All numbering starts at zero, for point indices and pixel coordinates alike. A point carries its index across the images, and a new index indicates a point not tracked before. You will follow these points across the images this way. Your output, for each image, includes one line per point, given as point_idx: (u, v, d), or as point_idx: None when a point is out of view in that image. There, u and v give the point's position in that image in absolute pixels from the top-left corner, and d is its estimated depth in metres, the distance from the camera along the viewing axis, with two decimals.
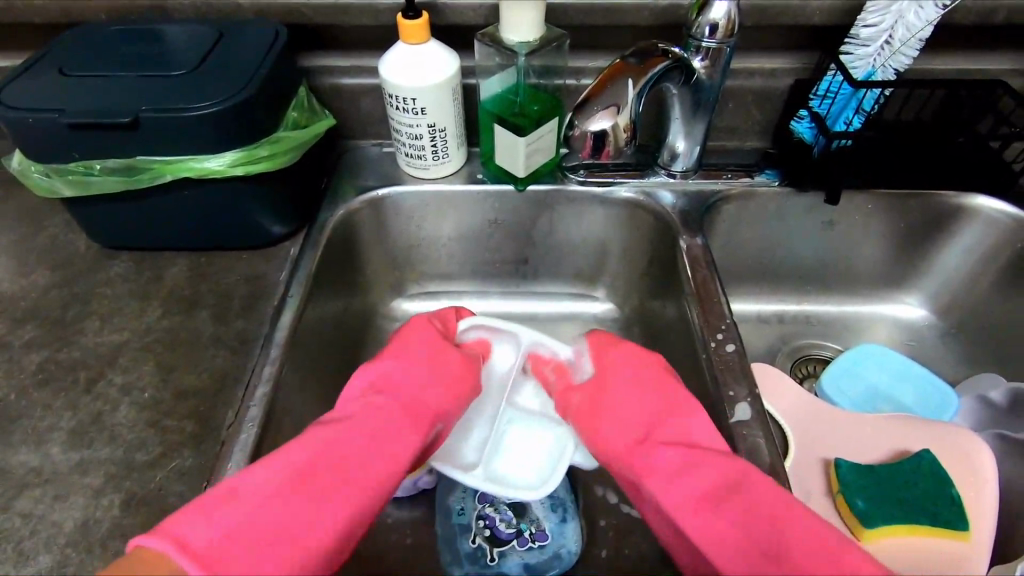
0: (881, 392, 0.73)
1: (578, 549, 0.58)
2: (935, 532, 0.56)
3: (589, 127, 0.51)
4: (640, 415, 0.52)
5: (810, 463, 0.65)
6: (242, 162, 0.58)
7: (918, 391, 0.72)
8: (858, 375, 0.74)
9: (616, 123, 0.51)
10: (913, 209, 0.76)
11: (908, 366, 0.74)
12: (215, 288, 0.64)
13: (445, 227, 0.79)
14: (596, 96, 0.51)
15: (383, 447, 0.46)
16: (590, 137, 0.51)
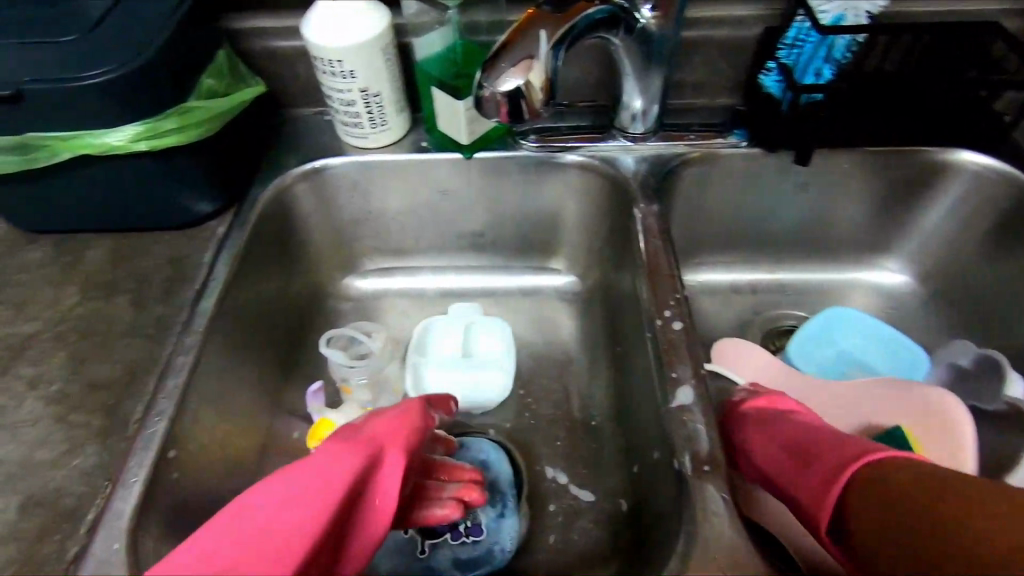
0: (851, 357, 0.69)
1: (514, 547, 0.56)
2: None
3: (498, 88, 0.46)
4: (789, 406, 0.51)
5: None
6: (147, 135, 0.54)
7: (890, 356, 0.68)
8: (828, 341, 0.70)
9: (529, 80, 0.46)
10: (893, 168, 0.70)
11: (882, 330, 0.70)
12: (136, 272, 0.60)
13: (392, 200, 0.75)
14: (504, 52, 0.46)
15: (311, 488, 0.40)
16: (501, 96, 0.46)
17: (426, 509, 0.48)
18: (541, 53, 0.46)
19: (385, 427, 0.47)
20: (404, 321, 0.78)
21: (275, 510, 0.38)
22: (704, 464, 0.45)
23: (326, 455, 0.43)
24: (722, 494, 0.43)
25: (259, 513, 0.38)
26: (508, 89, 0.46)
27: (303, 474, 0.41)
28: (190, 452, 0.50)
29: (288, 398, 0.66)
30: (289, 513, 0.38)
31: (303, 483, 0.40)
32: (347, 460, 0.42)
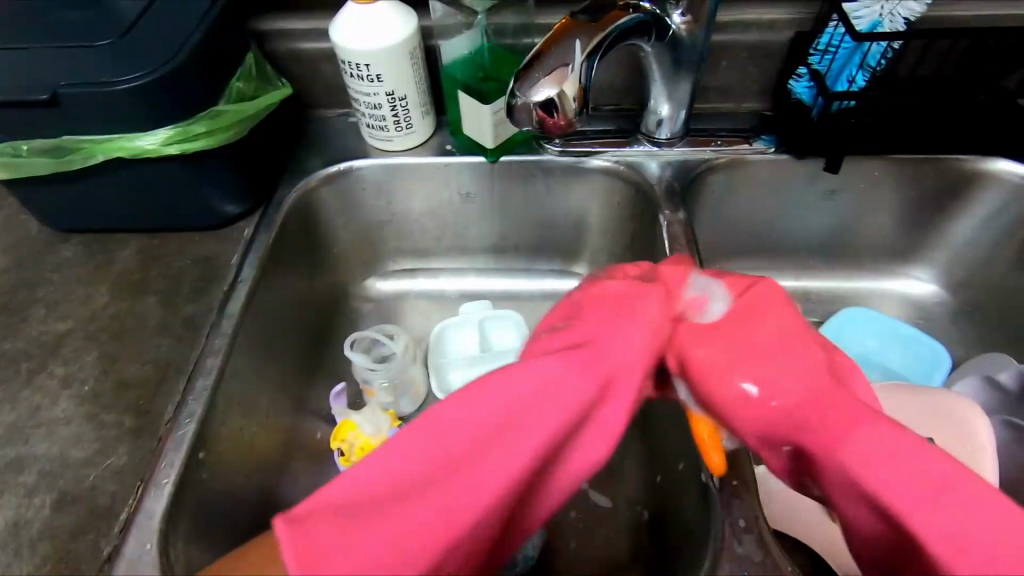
0: (868, 360, 0.69)
1: (536, 553, 0.57)
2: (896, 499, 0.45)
3: (532, 98, 0.45)
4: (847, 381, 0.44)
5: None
6: (178, 139, 0.54)
7: (907, 355, 0.69)
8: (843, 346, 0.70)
9: (563, 91, 0.46)
10: (925, 175, 0.69)
11: (893, 329, 0.70)
12: (165, 272, 0.61)
13: (416, 202, 0.75)
14: (537, 62, 0.45)
15: (532, 431, 0.37)
16: (535, 107, 0.45)
17: (666, 390, 0.45)
18: (575, 64, 0.46)
19: (631, 348, 0.41)
20: (426, 323, 0.78)
21: (480, 445, 0.36)
22: (732, 478, 0.44)
23: (544, 385, 0.38)
24: (751, 510, 0.43)
25: (471, 406, 0.37)
26: (541, 100, 0.45)
27: (522, 410, 0.37)
28: (218, 453, 0.51)
29: (312, 398, 0.67)
30: (508, 439, 0.36)
31: (519, 411, 0.37)
32: (570, 391, 0.38)
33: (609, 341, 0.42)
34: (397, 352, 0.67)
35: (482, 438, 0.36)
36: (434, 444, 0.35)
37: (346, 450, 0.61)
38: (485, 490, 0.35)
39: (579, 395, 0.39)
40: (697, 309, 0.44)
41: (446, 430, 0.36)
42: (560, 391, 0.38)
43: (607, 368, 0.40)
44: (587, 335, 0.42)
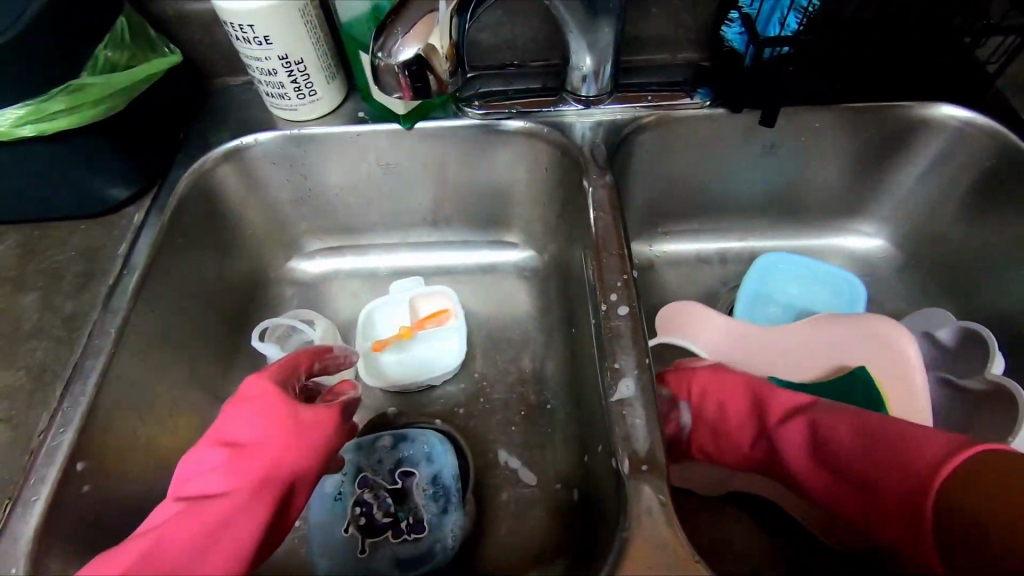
0: (793, 306, 0.70)
1: (456, 545, 0.52)
2: None
3: (396, 57, 0.43)
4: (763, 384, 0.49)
5: None
6: (32, 118, 0.49)
7: (827, 292, 0.70)
8: (767, 299, 0.71)
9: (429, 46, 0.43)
10: (868, 125, 0.65)
11: (814, 268, 0.71)
12: (46, 267, 0.56)
13: (332, 175, 0.69)
14: (398, 17, 0.42)
15: (178, 533, 0.39)
16: (400, 67, 0.43)
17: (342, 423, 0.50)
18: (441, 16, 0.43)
19: (312, 427, 0.45)
20: (356, 303, 0.74)
21: (166, 543, 0.38)
22: (642, 464, 0.41)
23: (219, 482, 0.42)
24: (658, 496, 0.40)
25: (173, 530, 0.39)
26: (407, 60, 0.43)
27: (199, 513, 0.40)
28: (104, 462, 0.47)
29: (228, 390, 0.63)
30: (214, 538, 0.39)
31: (213, 512, 0.40)
32: (245, 479, 0.42)
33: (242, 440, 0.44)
34: (316, 338, 0.64)
35: (183, 534, 0.39)
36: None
37: None
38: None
39: (262, 484, 0.42)
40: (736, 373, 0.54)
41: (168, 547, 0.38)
42: (237, 462, 0.43)
43: (281, 466, 0.43)
44: (242, 427, 0.44)
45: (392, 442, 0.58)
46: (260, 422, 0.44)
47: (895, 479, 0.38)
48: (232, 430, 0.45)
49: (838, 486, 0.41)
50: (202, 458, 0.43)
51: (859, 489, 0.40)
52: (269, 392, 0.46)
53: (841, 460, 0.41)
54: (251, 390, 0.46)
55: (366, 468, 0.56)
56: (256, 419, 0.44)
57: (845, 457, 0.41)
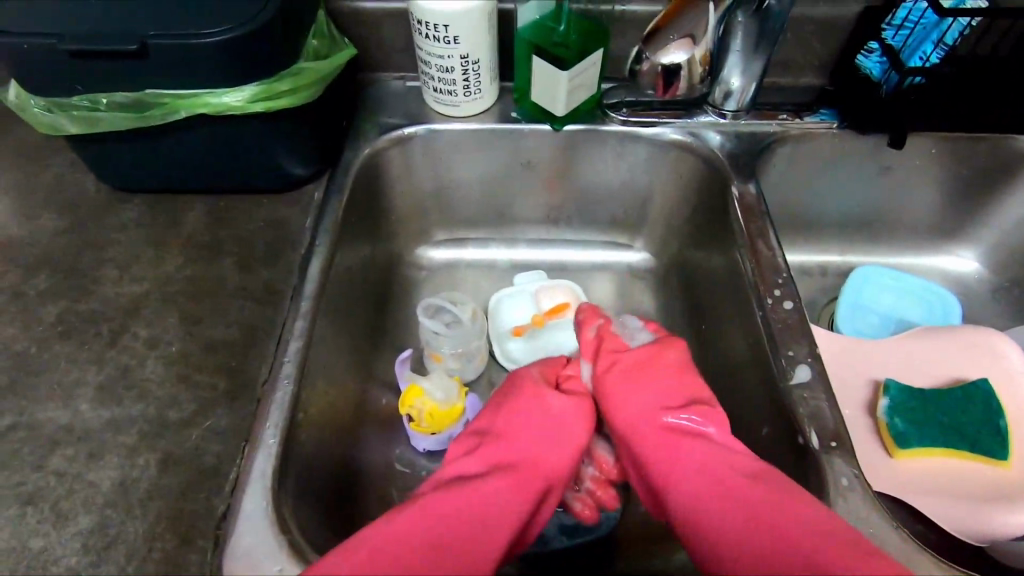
0: (892, 316, 0.75)
1: (616, 516, 0.57)
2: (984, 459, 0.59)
3: (662, 59, 0.59)
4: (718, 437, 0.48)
5: (859, 385, 0.66)
6: (263, 96, 0.53)
7: (922, 305, 0.75)
8: (866, 309, 0.75)
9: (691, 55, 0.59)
10: (980, 154, 0.71)
11: (906, 282, 0.76)
12: (236, 236, 0.60)
13: (476, 170, 0.74)
14: (672, 26, 0.58)
15: (457, 501, 0.43)
16: (663, 69, 0.60)
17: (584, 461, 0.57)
18: (705, 27, 0.58)
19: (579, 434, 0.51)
20: (479, 292, 0.79)
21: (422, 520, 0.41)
22: (831, 441, 0.46)
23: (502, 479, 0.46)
24: (853, 470, 0.44)
25: (447, 500, 0.43)
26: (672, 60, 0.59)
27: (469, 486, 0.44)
28: (310, 416, 0.51)
29: (377, 365, 0.67)
30: (490, 517, 0.43)
31: (491, 491, 0.44)
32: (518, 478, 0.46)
33: (538, 438, 0.50)
34: (463, 320, 0.68)
35: (454, 504, 0.42)
36: (397, 539, 0.39)
37: (416, 416, 0.61)
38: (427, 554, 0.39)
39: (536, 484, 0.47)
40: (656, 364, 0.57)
41: (432, 510, 0.42)
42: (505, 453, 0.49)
43: (551, 466, 0.49)
44: (534, 439, 0.50)
45: None
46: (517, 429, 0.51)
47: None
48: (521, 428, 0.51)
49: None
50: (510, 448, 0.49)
51: None
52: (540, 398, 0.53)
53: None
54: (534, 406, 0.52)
55: None
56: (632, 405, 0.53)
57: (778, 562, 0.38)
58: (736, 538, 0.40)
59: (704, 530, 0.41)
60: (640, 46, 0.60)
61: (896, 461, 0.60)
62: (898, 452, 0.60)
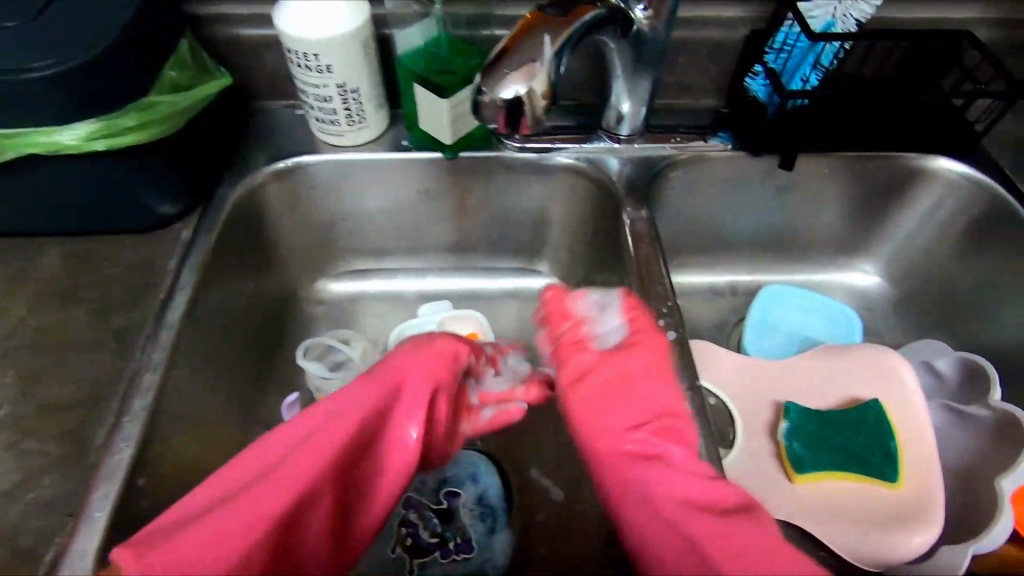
0: (797, 335, 0.74)
1: (505, 563, 0.54)
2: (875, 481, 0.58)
3: (500, 94, 0.49)
4: (659, 390, 0.49)
5: (761, 406, 0.65)
6: (103, 133, 0.50)
7: (826, 322, 0.75)
8: (772, 328, 0.74)
9: (531, 87, 0.49)
10: (872, 173, 0.71)
11: (811, 300, 0.76)
12: (91, 281, 0.55)
13: (371, 200, 0.71)
14: (506, 60, 0.48)
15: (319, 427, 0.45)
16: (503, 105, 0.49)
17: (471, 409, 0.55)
18: (544, 59, 0.49)
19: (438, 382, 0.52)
20: (384, 325, 0.74)
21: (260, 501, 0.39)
22: (703, 479, 0.44)
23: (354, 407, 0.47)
24: (722, 511, 0.43)
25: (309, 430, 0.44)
26: (510, 96, 0.49)
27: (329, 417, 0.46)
28: (161, 478, 0.47)
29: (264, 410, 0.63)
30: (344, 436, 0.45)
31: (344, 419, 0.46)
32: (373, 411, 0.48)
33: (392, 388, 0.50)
34: (353, 358, 0.65)
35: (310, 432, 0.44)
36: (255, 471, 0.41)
37: None
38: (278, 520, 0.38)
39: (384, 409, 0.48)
40: (591, 318, 0.56)
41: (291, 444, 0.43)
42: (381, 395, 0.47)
43: None
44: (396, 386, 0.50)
45: None
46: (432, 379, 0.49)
47: (748, 562, 0.38)
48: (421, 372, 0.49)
49: (666, 545, 0.41)
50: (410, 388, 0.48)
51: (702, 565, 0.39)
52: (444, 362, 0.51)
53: (712, 553, 0.39)
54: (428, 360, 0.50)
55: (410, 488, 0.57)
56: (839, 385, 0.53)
57: (694, 553, 0.39)
58: (658, 541, 0.42)
59: (640, 512, 0.43)
60: (477, 78, 0.49)
61: (797, 486, 0.59)
62: (798, 476, 0.59)
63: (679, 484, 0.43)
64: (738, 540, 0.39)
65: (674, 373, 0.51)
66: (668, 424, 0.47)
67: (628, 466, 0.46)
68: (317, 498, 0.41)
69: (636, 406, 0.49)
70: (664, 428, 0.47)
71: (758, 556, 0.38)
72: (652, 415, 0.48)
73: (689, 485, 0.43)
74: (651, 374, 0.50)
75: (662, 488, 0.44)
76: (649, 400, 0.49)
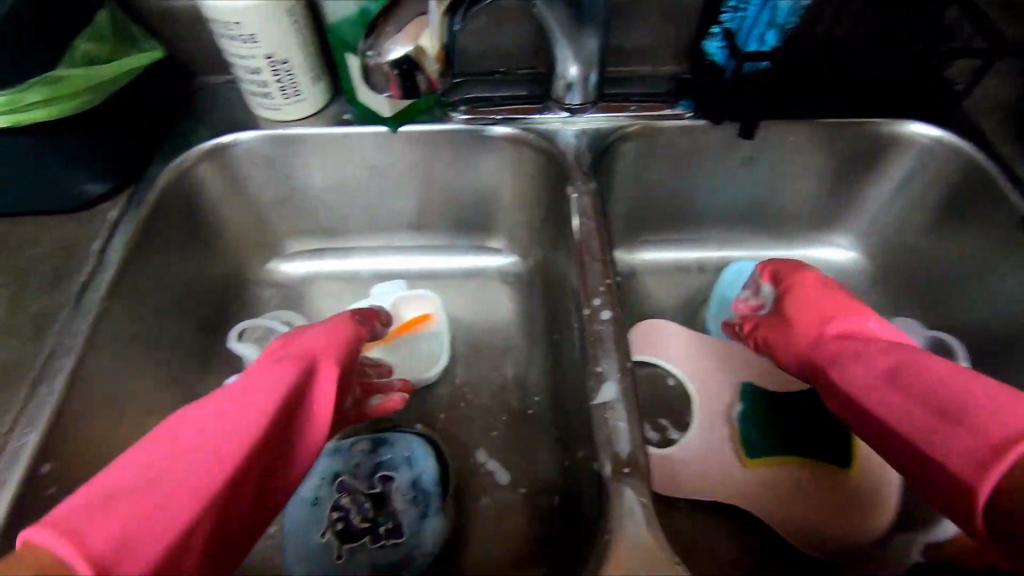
0: None
1: (435, 550, 0.53)
2: (829, 465, 0.56)
3: (385, 56, 0.48)
4: (823, 309, 0.54)
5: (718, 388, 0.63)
6: (6, 109, 0.48)
7: None
8: None
9: (417, 48, 0.48)
10: (844, 140, 0.67)
11: None
12: (13, 264, 0.54)
13: (315, 177, 0.68)
14: (390, 19, 0.48)
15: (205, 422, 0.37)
16: (389, 68, 0.48)
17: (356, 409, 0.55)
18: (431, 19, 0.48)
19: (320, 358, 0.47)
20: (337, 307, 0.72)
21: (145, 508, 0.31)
22: (624, 466, 0.42)
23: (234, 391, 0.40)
24: (640, 500, 0.41)
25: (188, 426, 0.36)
26: (396, 58, 0.48)
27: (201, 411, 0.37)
28: (73, 465, 0.46)
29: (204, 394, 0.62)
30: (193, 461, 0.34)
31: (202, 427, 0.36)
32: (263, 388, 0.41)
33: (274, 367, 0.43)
34: None
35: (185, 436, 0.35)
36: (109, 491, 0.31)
37: None
38: (145, 551, 0.29)
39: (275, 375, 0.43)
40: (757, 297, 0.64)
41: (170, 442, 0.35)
42: (248, 404, 0.38)
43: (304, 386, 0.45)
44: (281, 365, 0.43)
45: (371, 446, 0.58)
46: (325, 352, 0.47)
47: (966, 397, 0.37)
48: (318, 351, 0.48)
49: (881, 401, 0.41)
50: (278, 378, 0.42)
51: (927, 415, 0.38)
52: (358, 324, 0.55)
53: (916, 394, 0.39)
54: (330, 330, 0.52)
55: (344, 472, 0.56)
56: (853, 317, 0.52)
57: (909, 389, 0.40)
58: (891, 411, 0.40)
59: (843, 384, 0.45)
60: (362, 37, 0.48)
61: (747, 471, 0.57)
62: (749, 461, 0.57)
63: (865, 360, 0.45)
64: (926, 375, 0.40)
65: (813, 294, 0.56)
66: (841, 313, 0.53)
67: (817, 361, 0.50)
68: (198, 515, 0.32)
69: (792, 335, 0.55)
70: (800, 332, 0.55)
71: (938, 378, 0.39)
72: (812, 326, 0.54)
73: (881, 359, 0.44)
74: (804, 303, 0.56)
75: (855, 364, 0.45)
76: (809, 307, 0.55)
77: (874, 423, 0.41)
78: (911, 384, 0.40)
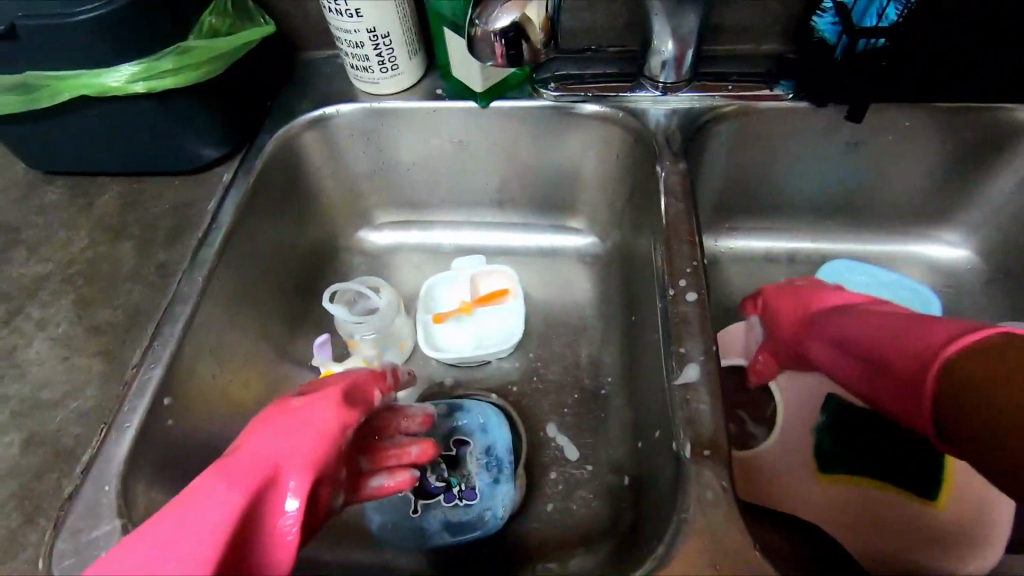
0: None
1: (506, 514, 0.55)
2: (912, 496, 0.54)
3: (493, 25, 0.48)
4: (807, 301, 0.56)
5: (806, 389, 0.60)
6: (144, 76, 0.53)
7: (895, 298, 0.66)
8: None
9: (524, 16, 0.48)
10: (964, 127, 0.61)
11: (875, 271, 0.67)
12: (142, 218, 0.60)
13: (405, 151, 0.71)
14: None
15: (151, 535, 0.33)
16: (496, 37, 0.49)
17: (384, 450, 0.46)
18: None
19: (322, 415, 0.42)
20: (418, 278, 0.75)
21: None
22: (704, 448, 0.42)
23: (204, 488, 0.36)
24: (720, 482, 0.40)
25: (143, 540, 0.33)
26: (503, 27, 0.48)
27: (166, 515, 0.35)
28: (187, 401, 0.51)
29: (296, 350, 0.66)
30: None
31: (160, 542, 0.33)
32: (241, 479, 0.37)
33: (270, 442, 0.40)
34: (381, 306, 0.66)
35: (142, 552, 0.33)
36: None
37: None
38: None
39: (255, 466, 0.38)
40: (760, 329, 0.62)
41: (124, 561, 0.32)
42: (203, 526, 0.34)
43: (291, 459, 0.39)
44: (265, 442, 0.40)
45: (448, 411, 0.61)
46: (314, 420, 0.41)
47: (903, 354, 0.42)
48: (281, 458, 0.39)
49: (878, 388, 0.45)
50: (227, 498, 0.35)
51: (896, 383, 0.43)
52: (342, 412, 0.43)
53: (887, 367, 0.44)
54: (318, 411, 0.42)
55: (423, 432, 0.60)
56: (822, 293, 0.55)
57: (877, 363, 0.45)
58: (875, 379, 0.45)
59: (853, 379, 0.49)
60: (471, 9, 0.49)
61: (824, 487, 0.55)
62: (824, 475, 0.55)
63: (855, 335, 0.48)
64: (900, 333, 0.43)
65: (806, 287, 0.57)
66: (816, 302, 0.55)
67: (810, 344, 0.53)
68: None
69: (785, 313, 0.57)
70: (809, 300, 0.56)
71: (911, 333, 0.43)
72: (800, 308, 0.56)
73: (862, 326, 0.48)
74: (786, 300, 0.58)
75: (835, 352, 0.50)
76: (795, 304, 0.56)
77: (880, 386, 0.45)
78: (906, 335, 0.43)
